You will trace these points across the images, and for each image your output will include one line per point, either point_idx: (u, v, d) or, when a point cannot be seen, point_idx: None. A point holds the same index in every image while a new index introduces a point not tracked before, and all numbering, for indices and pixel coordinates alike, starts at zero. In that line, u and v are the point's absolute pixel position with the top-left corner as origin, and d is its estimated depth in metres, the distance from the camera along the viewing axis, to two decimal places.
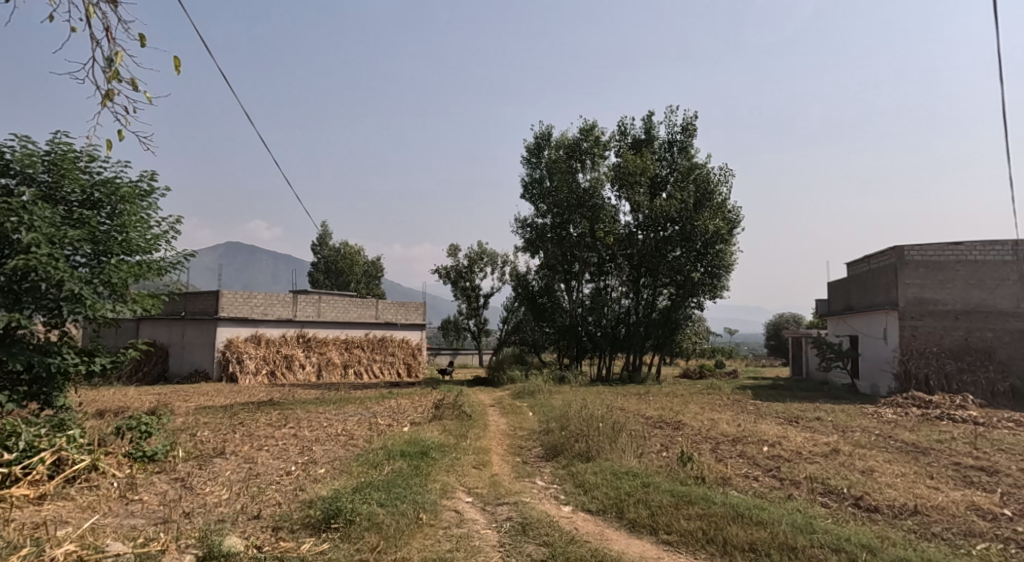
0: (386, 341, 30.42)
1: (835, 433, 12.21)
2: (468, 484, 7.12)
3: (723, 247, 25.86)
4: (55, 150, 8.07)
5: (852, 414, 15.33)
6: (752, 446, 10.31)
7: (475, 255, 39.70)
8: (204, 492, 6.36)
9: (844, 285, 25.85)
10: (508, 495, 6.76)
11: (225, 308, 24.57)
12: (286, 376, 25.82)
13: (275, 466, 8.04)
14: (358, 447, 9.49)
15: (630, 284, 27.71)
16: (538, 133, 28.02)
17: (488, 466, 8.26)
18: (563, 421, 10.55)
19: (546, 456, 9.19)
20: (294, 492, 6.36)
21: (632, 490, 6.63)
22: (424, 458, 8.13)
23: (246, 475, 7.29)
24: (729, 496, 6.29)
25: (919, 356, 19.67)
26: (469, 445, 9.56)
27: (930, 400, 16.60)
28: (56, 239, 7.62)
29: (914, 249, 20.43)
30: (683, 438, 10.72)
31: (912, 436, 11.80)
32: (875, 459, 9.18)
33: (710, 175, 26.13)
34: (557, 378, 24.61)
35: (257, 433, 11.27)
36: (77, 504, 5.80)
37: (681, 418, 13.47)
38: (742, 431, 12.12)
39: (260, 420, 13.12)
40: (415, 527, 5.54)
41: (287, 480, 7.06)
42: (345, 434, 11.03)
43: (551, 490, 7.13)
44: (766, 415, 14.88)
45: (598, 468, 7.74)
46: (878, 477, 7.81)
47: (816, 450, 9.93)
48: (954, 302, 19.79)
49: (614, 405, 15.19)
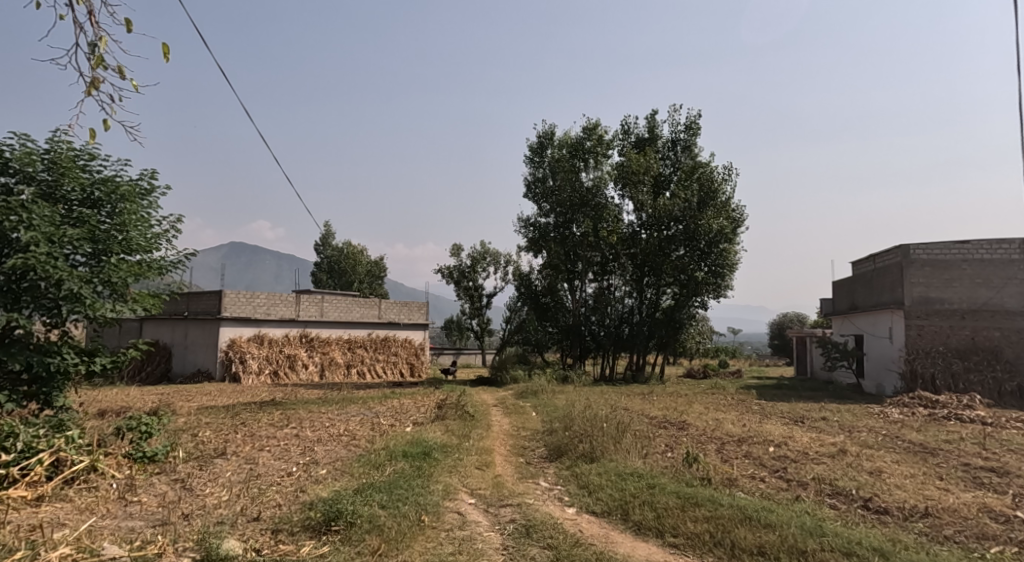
0: (388, 341, 30.35)
1: (841, 433, 12.10)
2: (472, 485, 7.03)
3: (727, 246, 25.71)
4: (54, 149, 7.99)
5: (858, 414, 15.22)
6: (758, 447, 10.21)
7: (478, 255, 39.62)
8: (204, 494, 6.28)
9: (849, 284, 25.70)
10: (511, 497, 6.67)
11: (228, 308, 24.53)
12: (289, 376, 25.78)
13: (276, 467, 7.97)
14: (361, 447, 9.42)
15: (634, 284, 27.50)
16: (541, 132, 27.93)
17: (491, 467, 8.18)
18: (567, 422, 10.47)
19: (550, 457, 9.10)
20: (295, 493, 6.29)
21: (637, 491, 6.54)
22: (426, 459, 8.05)
23: (246, 476, 7.22)
24: (736, 497, 6.19)
25: (925, 356, 19.53)
26: (472, 446, 9.48)
27: (937, 400, 16.48)
28: (55, 238, 7.55)
29: (920, 248, 20.32)
30: (687, 439, 10.63)
31: (920, 436, 11.68)
32: (883, 460, 9.08)
33: (714, 173, 25.98)
34: (561, 378, 24.51)
35: (260, 433, 11.20)
36: (76, 505, 5.73)
37: (686, 418, 13.38)
38: (748, 431, 12.03)
39: (263, 420, 13.06)
40: (417, 530, 5.46)
41: (288, 481, 6.99)
42: (347, 434, 10.96)
43: (555, 491, 7.04)
44: (771, 415, 14.78)
45: (602, 469, 7.65)
46: (886, 478, 7.70)
47: (822, 451, 9.81)
48: (960, 301, 19.65)
49: (619, 405, 15.09)
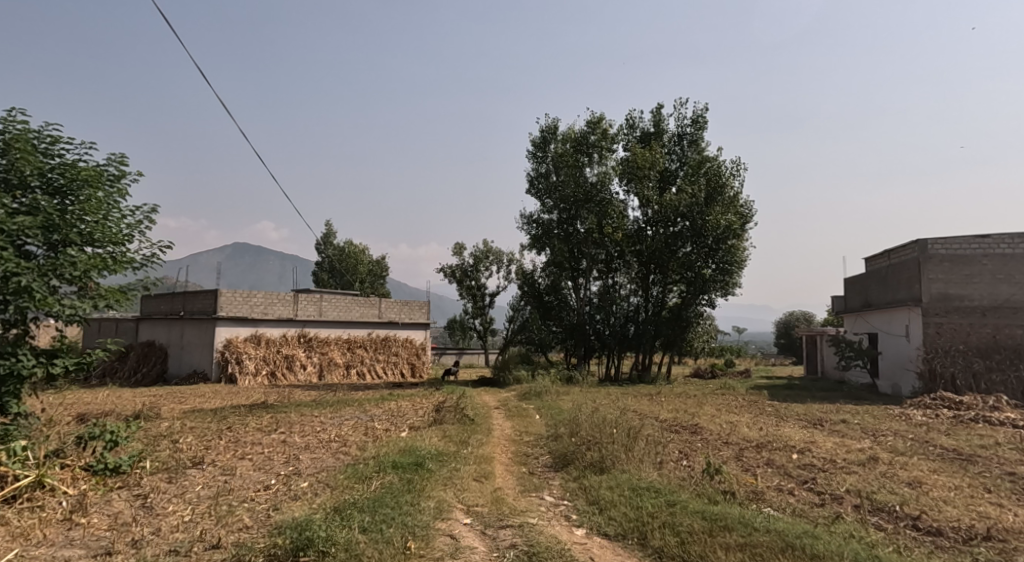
0: (389, 340, 29.65)
1: (866, 437, 11.30)
2: (468, 500, 6.30)
3: (735, 242, 24.88)
4: (9, 130, 7.28)
5: (880, 415, 14.46)
6: (780, 453, 9.43)
7: (481, 254, 38.94)
8: (165, 512, 5.57)
9: (863, 281, 24.91)
10: (512, 516, 5.91)
11: (224, 307, 23.81)
12: (287, 377, 25.05)
13: (254, 479, 7.24)
14: (350, 456, 8.68)
15: (640, 281, 26.81)
16: (544, 127, 27.20)
17: (490, 479, 7.44)
18: (572, 427, 9.72)
19: (555, 466, 8.38)
20: (267, 513, 5.56)
21: (656, 510, 5.79)
22: (419, 470, 7.29)
23: (217, 491, 6.47)
24: (769, 518, 5.45)
25: (944, 354, 18.70)
26: (470, 453, 8.75)
27: (961, 401, 15.71)
28: (6, 228, 6.87)
29: (938, 242, 19.51)
30: (703, 444, 9.90)
31: (952, 441, 10.91)
32: (919, 469, 8.30)
33: (721, 168, 25.18)
34: (565, 379, 23.77)
35: (245, 440, 10.49)
36: (11, 529, 5.02)
37: (698, 421, 12.64)
38: (766, 435, 11.24)
39: (250, 425, 12.32)
40: (402, 559, 4.74)
41: (263, 496, 6.27)
42: (336, 441, 10.24)
43: (561, 508, 6.30)
44: (788, 417, 14.04)
45: (614, 482, 6.90)
46: (929, 490, 6.94)
47: (852, 458, 9.02)
48: (980, 298, 18.86)
49: (626, 406, 14.32)
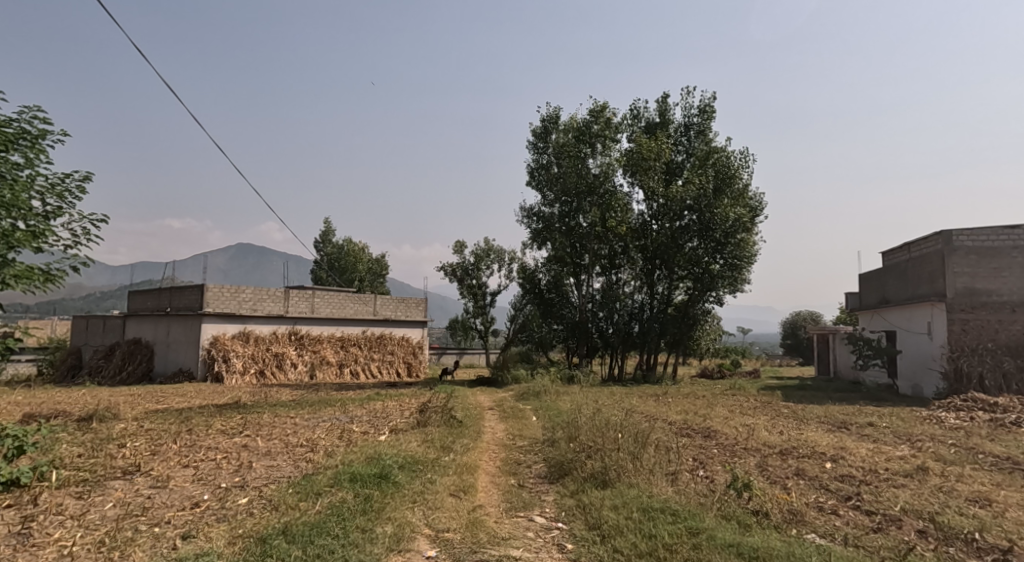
0: (384, 339, 28.45)
1: (903, 443, 10.05)
2: (437, 522, 5.07)
3: (745, 236, 23.57)
4: None
5: (908, 417, 13.23)
6: (810, 462, 8.14)
7: (481, 252, 37.77)
8: (45, 543, 4.42)
9: (880, 276, 23.63)
10: (491, 546, 4.73)
11: (211, 304, 22.57)
12: (276, 376, 23.84)
13: (186, 493, 6.01)
14: (310, 466, 7.42)
15: (644, 278, 25.50)
16: (545, 116, 25.89)
17: (471, 494, 6.20)
18: (571, 431, 8.49)
19: (551, 477, 7.14)
20: (173, 543, 4.38)
21: (674, 542, 4.57)
22: (383, 486, 6.04)
23: (134, 508, 5.26)
24: (823, 556, 4.24)
25: (971, 353, 17.37)
26: (452, 462, 7.48)
27: (996, 402, 14.42)
28: None
29: (964, 234, 18.19)
30: (720, 451, 8.62)
31: (1001, 447, 9.65)
32: (978, 481, 7.01)
33: (731, 159, 23.84)
34: (565, 378, 22.56)
35: (204, 443, 9.29)
36: None
37: (711, 424, 11.41)
38: (789, 440, 9.95)
39: (215, 427, 11.11)
40: None
41: (183, 517, 5.04)
42: (303, 446, 8.98)
43: (553, 534, 5.07)
44: (809, 420, 12.79)
45: (620, 499, 5.66)
46: (1005, 511, 5.68)
47: (896, 468, 7.75)
48: (1010, 293, 17.57)
49: (630, 408, 13.18)
